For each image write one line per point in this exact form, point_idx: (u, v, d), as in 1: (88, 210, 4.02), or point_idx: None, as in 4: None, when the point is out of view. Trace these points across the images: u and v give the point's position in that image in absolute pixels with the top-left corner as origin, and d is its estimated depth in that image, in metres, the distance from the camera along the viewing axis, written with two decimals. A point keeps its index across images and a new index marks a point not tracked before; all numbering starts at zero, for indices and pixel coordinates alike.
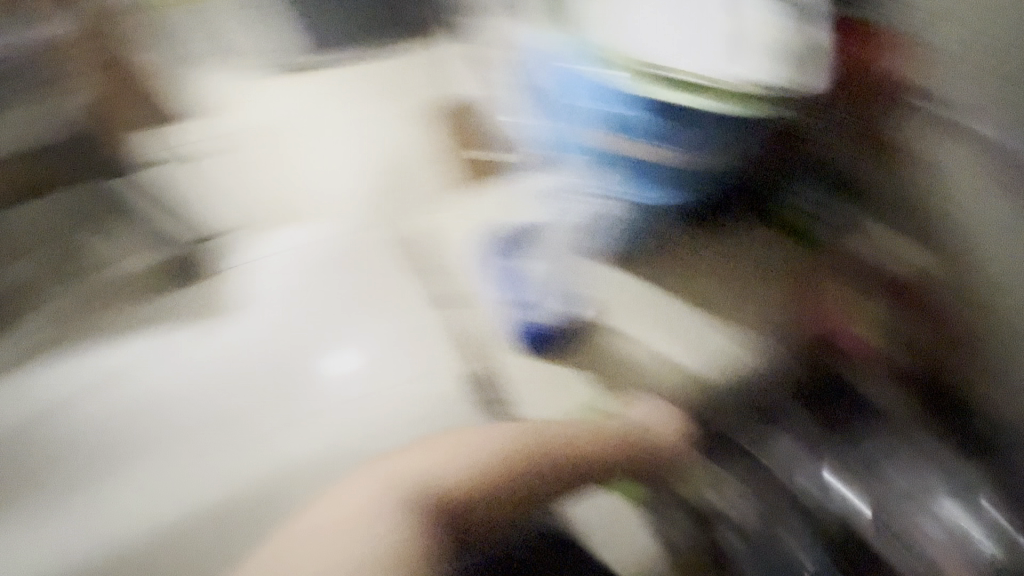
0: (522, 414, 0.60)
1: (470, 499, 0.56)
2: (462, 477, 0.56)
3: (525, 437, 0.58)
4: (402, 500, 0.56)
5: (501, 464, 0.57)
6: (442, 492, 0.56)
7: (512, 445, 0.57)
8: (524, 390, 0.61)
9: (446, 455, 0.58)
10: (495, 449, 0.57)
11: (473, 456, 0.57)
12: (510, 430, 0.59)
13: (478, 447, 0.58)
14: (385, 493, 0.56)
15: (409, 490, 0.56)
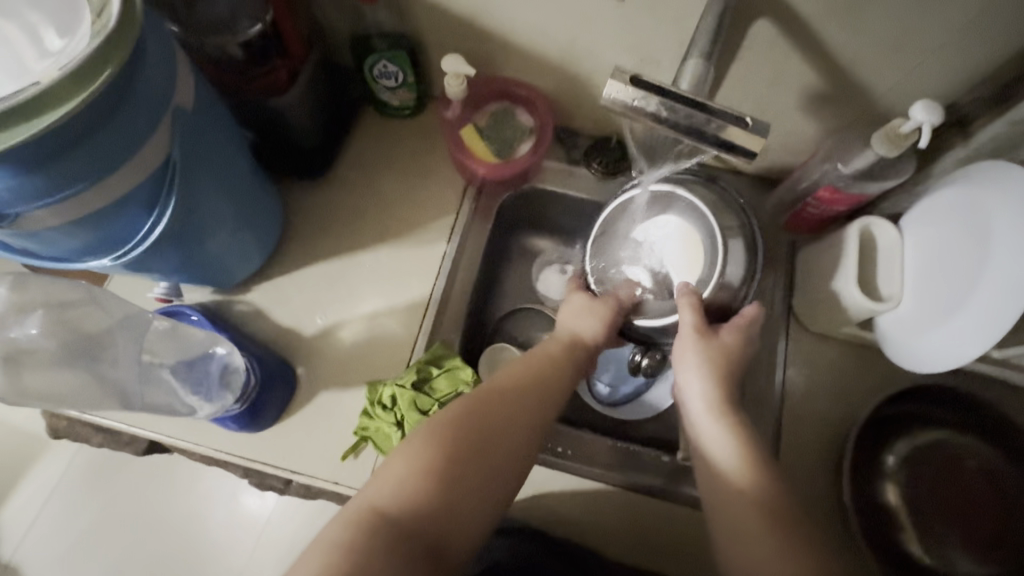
0: (573, 332, 0.58)
1: (537, 417, 0.49)
2: (530, 379, 0.51)
3: (580, 355, 0.56)
4: (483, 401, 0.48)
5: (560, 382, 0.53)
6: (502, 383, 0.50)
7: (572, 361, 0.55)
8: (575, 317, 0.59)
9: (521, 370, 0.52)
10: (563, 366, 0.54)
11: (536, 358, 0.54)
12: (569, 338, 0.57)
13: (556, 360, 0.54)
14: (473, 398, 0.48)
15: (506, 396, 0.49)
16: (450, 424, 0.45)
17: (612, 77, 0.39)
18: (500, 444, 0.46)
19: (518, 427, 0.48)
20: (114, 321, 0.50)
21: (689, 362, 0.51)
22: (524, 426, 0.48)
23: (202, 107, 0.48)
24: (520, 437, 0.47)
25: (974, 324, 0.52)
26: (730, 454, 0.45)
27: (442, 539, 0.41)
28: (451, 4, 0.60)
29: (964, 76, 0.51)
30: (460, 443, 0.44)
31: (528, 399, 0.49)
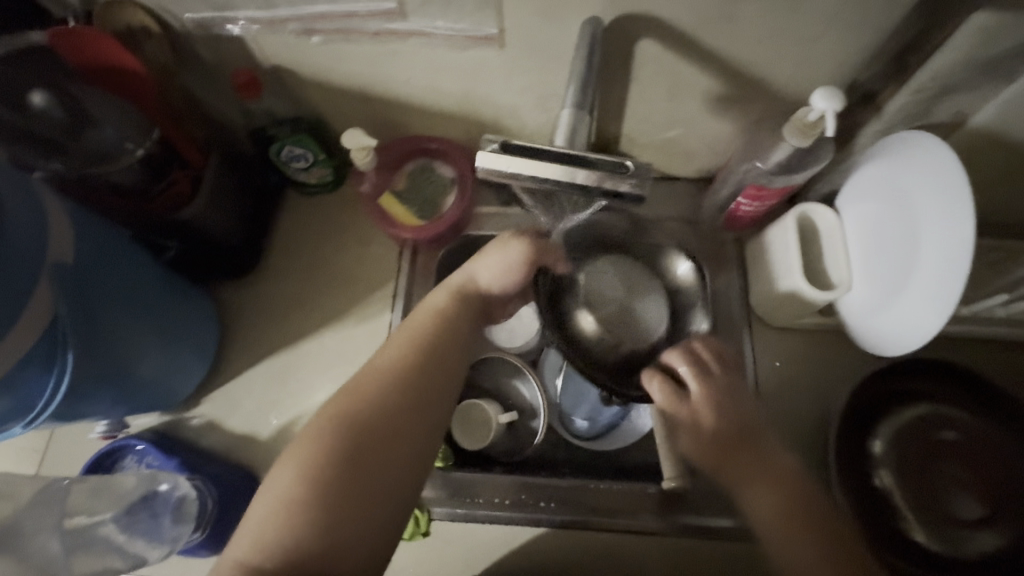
0: (486, 280, 0.56)
1: (428, 392, 0.48)
2: (418, 351, 0.50)
3: (470, 309, 0.55)
4: (362, 390, 0.47)
5: (449, 342, 0.52)
6: (388, 358, 0.49)
7: (462, 304, 0.55)
8: (483, 265, 0.56)
9: (406, 345, 0.50)
10: (450, 317, 0.53)
11: (419, 328, 0.52)
12: (455, 288, 0.56)
13: (440, 323, 0.52)
14: (350, 390, 0.47)
15: (387, 374, 0.48)
16: (335, 417, 0.45)
17: (485, 148, 0.38)
18: (388, 424, 0.45)
19: (403, 405, 0.47)
20: (20, 505, 0.48)
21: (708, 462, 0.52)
22: (411, 399, 0.47)
23: (86, 250, 0.46)
24: (409, 415, 0.47)
25: (922, 300, 0.50)
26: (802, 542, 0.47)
27: (340, 548, 0.41)
28: (340, 80, 0.59)
29: (855, 56, 0.50)
30: (344, 435, 0.44)
31: (415, 372, 0.49)
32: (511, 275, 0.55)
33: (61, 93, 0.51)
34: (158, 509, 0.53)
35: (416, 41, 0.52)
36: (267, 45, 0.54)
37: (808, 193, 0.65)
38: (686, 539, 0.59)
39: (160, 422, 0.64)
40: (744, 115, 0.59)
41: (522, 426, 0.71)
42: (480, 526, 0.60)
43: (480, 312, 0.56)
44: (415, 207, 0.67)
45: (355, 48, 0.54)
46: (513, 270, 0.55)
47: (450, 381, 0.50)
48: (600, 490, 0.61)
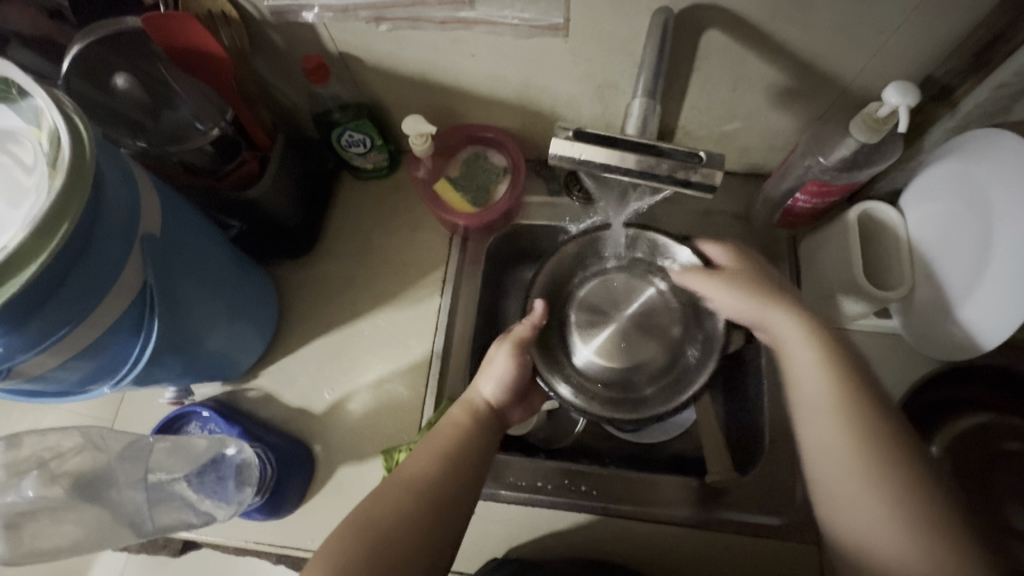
0: (485, 395, 0.55)
1: (443, 511, 0.46)
2: (437, 465, 0.49)
3: (486, 425, 0.54)
4: (383, 503, 0.46)
5: (467, 457, 0.50)
6: (413, 470, 0.48)
7: (480, 421, 0.53)
8: (484, 377, 0.56)
9: (428, 457, 0.49)
10: (471, 430, 0.52)
11: (440, 440, 0.50)
12: (474, 405, 0.55)
13: (461, 437, 0.51)
14: (370, 501, 0.46)
15: (408, 487, 0.47)
16: (350, 532, 0.44)
17: (557, 136, 0.39)
18: (396, 548, 0.43)
19: (414, 524, 0.45)
20: (113, 457, 0.54)
21: (792, 338, 0.49)
22: (427, 511, 0.46)
23: (168, 222, 0.49)
24: (423, 535, 0.44)
25: (997, 299, 0.48)
26: (806, 363, 0.48)
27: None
28: (403, 67, 0.60)
29: (933, 51, 0.49)
30: (357, 550, 0.43)
31: (431, 491, 0.47)
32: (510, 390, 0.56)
33: (145, 75, 0.54)
34: (224, 471, 0.58)
35: (481, 29, 0.53)
36: (337, 32, 0.56)
37: (870, 191, 0.63)
38: (730, 535, 0.58)
39: (221, 392, 0.67)
40: (808, 110, 0.58)
41: (563, 415, 0.72)
42: (523, 509, 0.61)
43: (497, 433, 0.54)
44: (467, 195, 0.68)
45: (421, 35, 0.55)
46: (510, 384, 0.56)
47: (464, 502, 0.48)
48: (642, 479, 0.61)
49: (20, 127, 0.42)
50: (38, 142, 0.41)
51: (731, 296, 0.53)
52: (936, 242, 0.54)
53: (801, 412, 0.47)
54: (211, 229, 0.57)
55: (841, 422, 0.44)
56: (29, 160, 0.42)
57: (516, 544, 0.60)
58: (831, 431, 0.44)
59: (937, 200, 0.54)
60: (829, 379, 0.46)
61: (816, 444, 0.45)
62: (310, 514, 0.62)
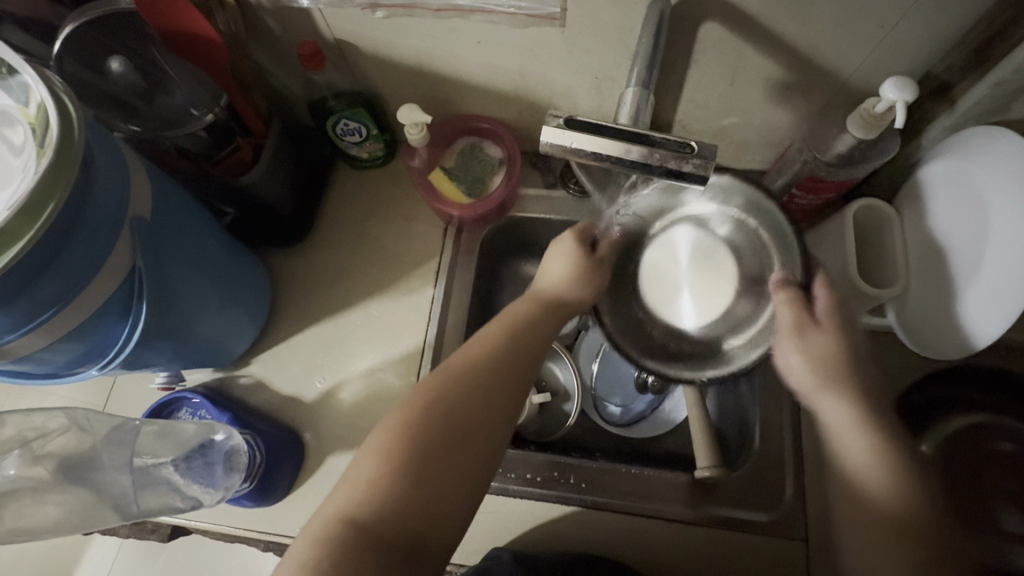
0: (554, 285, 0.54)
1: (512, 387, 0.47)
2: (507, 343, 0.48)
3: (555, 312, 0.52)
4: (452, 377, 0.46)
5: (534, 337, 0.50)
6: (480, 348, 0.48)
7: (551, 311, 0.52)
8: (553, 268, 0.54)
9: (497, 335, 0.49)
10: (543, 319, 0.51)
11: (511, 323, 0.50)
12: (544, 298, 0.53)
13: (529, 321, 0.51)
14: (443, 373, 0.46)
15: (479, 364, 0.47)
16: (425, 401, 0.44)
17: (549, 123, 0.39)
18: (470, 418, 0.44)
19: (486, 397, 0.45)
20: (98, 440, 0.54)
21: (809, 386, 0.48)
22: (496, 386, 0.46)
23: (159, 206, 0.49)
24: (492, 411, 0.45)
25: (990, 297, 0.48)
26: (864, 464, 0.44)
27: (425, 523, 0.40)
28: (398, 54, 0.60)
29: (932, 46, 0.48)
30: (429, 419, 0.43)
31: (503, 366, 0.47)
32: (584, 272, 0.54)
33: (139, 57, 0.53)
34: (212, 457, 0.58)
35: (477, 18, 0.53)
36: (332, 18, 0.55)
37: (867, 188, 0.63)
38: (718, 531, 0.58)
39: (213, 378, 0.67)
40: (806, 104, 0.58)
41: (555, 408, 0.72)
42: (511, 502, 0.61)
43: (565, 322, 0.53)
44: (462, 185, 0.68)
45: (417, 23, 0.55)
46: (583, 264, 0.54)
47: (532, 376, 0.48)
48: (630, 474, 0.61)
49: (9, 106, 0.42)
50: (26, 122, 0.41)
51: (809, 374, 0.47)
52: (933, 239, 0.53)
53: (851, 497, 0.44)
54: (203, 215, 0.56)
55: (905, 530, 0.41)
56: (18, 142, 0.42)
57: (505, 536, 0.60)
58: (895, 555, 0.41)
59: (935, 198, 0.53)
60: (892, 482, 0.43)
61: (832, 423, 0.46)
62: (298, 503, 0.62)
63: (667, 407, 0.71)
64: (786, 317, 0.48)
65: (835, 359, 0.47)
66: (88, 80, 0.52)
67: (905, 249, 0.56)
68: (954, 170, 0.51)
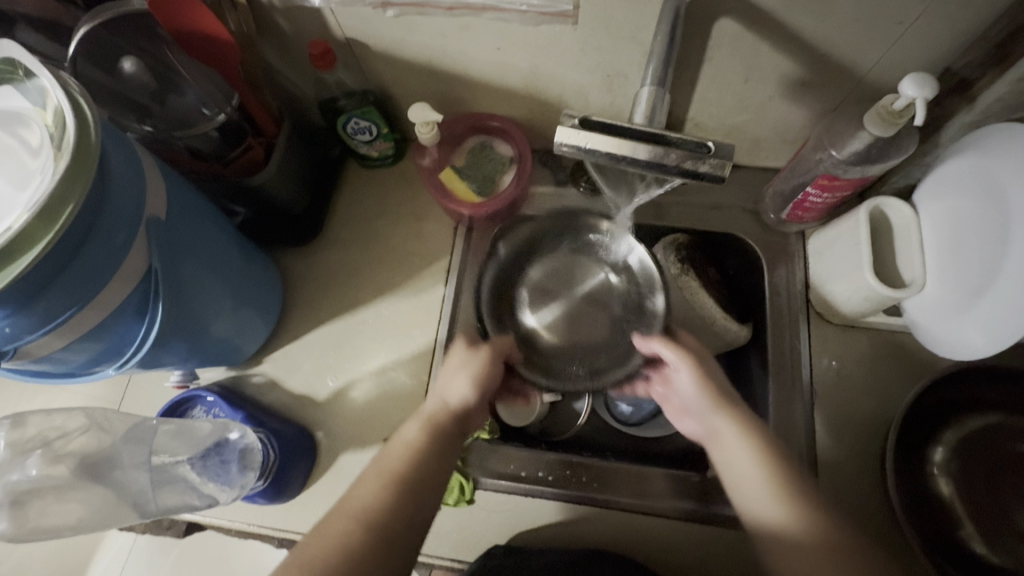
0: (449, 402, 0.54)
1: (389, 548, 0.44)
2: (384, 493, 0.47)
3: (446, 437, 0.52)
4: (330, 533, 0.44)
5: (414, 478, 0.48)
6: (358, 499, 0.46)
7: (441, 432, 0.52)
8: (449, 380, 0.55)
9: (378, 482, 0.48)
10: (425, 451, 0.50)
11: (392, 461, 0.49)
12: (431, 417, 0.53)
13: (413, 457, 0.49)
14: (320, 529, 0.45)
15: (349, 522, 0.45)
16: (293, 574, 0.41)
17: (562, 124, 0.38)
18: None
19: (355, 563, 0.42)
20: (118, 438, 0.55)
21: (703, 407, 0.53)
22: (374, 533, 0.44)
23: (174, 208, 0.50)
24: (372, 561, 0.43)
25: (1009, 297, 0.47)
26: (747, 459, 0.48)
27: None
28: (408, 53, 0.59)
29: (953, 42, 0.48)
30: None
31: (379, 523, 0.45)
32: (480, 389, 0.55)
33: (151, 59, 0.53)
34: (228, 456, 0.58)
35: (489, 16, 0.52)
36: (344, 17, 0.55)
37: (883, 186, 0.62)
38: (729, 532, 0.58)
39: (226, 376, 0.68)
40: (822, 101, 0.57)
41: (565, 407, 0.72)
42: (523, 500, 0.61)
43: (460, 436, 0.53)
44: (473, 184, 0.68)
45: (428, 21, 0.54)
46: (478, 382, 0.55)
47: (413, 527, 0.46)
48: (642, 474, 0.61)
49: (27, 108, 0.42)
50: (43, 124, 0.41)
51: (699, 396, 0.53)
52: (951, 237, 0.53)
53: (736, 479, 0.49)
54: (216, 214, 0.57)
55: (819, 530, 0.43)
56: (34, 144, 0.42)
57: (516, 534, 0.60)
58: None
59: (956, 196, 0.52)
60: (779, 489, 0.46)
61: (735, 469, 0.49)
62: (311, 502, 0.62)
63: None
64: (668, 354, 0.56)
65: (718, 384, 0.53)
66: (104, 84, 0.52)
67: (920, 247, 0.55)
68: (974, 169, 0.50)
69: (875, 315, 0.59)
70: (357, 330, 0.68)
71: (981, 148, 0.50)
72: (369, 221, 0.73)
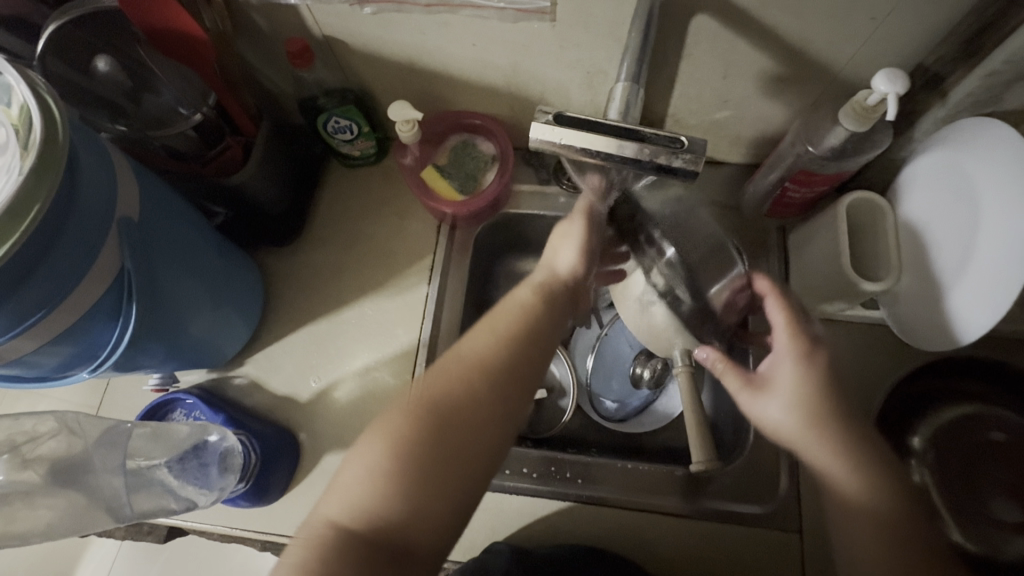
0: (563, 262, 0.53)
1: (506, 400, 0.45)
2: (503, 348, 0.47)
3: (557, 301, 0.52)
4: (449, 372, 0.46)
5: (530, 337, 0.48)
6: (478, 347, 0.47)
7: (550, 295, 0.51)
8: (557, 249, 0.54)
9: (493, 336, 0.48)
10: (536, 312, 0.50)
11: (505, 319, 0.49)
12: (542, 284, 0.53)
13: (528, 315, 0.49)
14: (442, 371, 0.46)
15: (467, 370, 0.45)
16: (420, 408, 0.44)
17: (538, 119, 0.38)
18: (460, 428, 0.43)
19: (474, 410, 0.44)
20: (90, 443, 0.54)
21: (797, 435, 0.46)
22: (496, 389, 0.45)
23: (148, 208, 0.49)
24: (489, 412, 0.44)
25: (982, 289, 0.48)
26: (842, 476, 0.44)
27: (418, 533, 0.40)
28: (387, 51, 0.59)
29: (925, 37, 0.48)
30: (424, 427, 0.43)
31: (496, 375, 0.46)
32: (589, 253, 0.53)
33: (124, 58, 0.53)
34: (207, 459, 0.58)
35: (467, 13, 0.52)
36: (321, 15, 0.55)
37: (860, 181, 0.62)
38: (712, 525, 0.59)
39: (207, 378, 0.67)
40: (799, 97, 0.57)
41: (550, 404, 0.72)
42: (507, 498, 0.61)
43: (569, 305, 0.52)
44: (455, 183, 0.67)
45: (406, 18, 0.54)
46: (588, 245, 0.54)
47: (529, 377, 0.47)
48: (624, 469, 0.61)
49: None
50: (9, 123, 0.41)
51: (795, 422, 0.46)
52: (926, 231, 0.53)
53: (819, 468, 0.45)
54: (193, 215, 0.56)
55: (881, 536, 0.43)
56: None
57: (501, 532, 0.60)
58: None
59: (930, 190, 0.53)
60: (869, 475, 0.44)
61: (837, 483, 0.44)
62: (294, 503, 0.61)
63: (665, 403, 0.70)
64: (780, 378, 0.47)
65: (823, 403, 0.46)
66: (79, 84, 0.52)
67: (895, 240, 0.56)
68: (948, 163, 0.51)
69: (852, 309, 0.60)
70: (341, 331, 0.68)
71: (953, 143, 0.51)
72: (352, 220, 0.72)
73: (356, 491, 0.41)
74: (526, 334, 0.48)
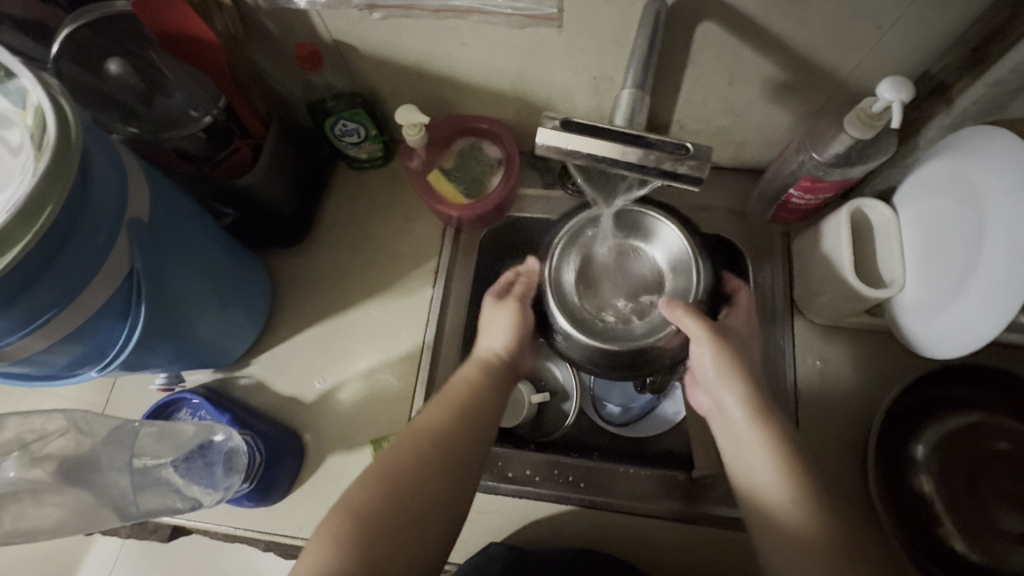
0: (491, 349, 0.55)
1: (451, 476, 0.46)
2: (451, 423, 0.49)
3: (496, 378, 0.54)
4: (399, 451, 0.46)
5: (473, 412, 0.50)
6: (425, 424, 0.48)
7: (491, 374, 0.53)
8: (490, 332, 0.56)
9: (442, 410, 0.50)
10: (481, 388, 0.52)
11: (451, 395, 0.51)
12: (486, 362, 0.54)
13: (473, 390, 0.51)
14: (392, 450, 0.47)
15: (421, 443, 0.47)
16: (370, 491, 0.44)
17: (545, 124, 0.39)
18: (409, 502, 0.44)
19: (423, 483, 0.45)
20: (97, 442, 0.54)
21: (713, 378, 0.50)
22: (442, 465, 0.46)
23: (159, 209, 0.50)
24: (440, 490, 0.45)
25: (987, 298, 0.48)
26: (760, 460, 0.46)
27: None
28: (395, 55, 0.60)
29: (931, 45, 0.48)
30: (374, 508, 0.43)
31: (443, 448, 0.47)
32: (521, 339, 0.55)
33: (136, 60, 0.53)
34: (212, 458, 0.58)
35: (475, 19, 0.53)
36: (330, 20, 0.56)
37: (865, 188, 0.63)
38: (715, 529, 0.59)
39: (213, 377, 0.67)
40: (803, 104, 0.58)
41: (554, 407, 0.72)
42: (509, 501, 0.61)
43: (508, 380, 0.55)
44: (465, 186, 0.68)
45: (415, 24, 0.55)
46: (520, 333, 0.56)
47: (473, 453, 0.48)
48: (627, 474, 0.61)
49: (7, 108, 0.42)
50: (25, 125, 0.41)
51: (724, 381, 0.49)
52: (931, 237, 0.54)
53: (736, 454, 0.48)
54: (202, 216, 0.56)
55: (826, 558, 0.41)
56: (15, 146, 0.42)
57: (504, 534, 0.60)
58: None
59: (935, 198, 0.53)
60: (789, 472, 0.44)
61: (747, 464, 0.46)
62: (298, 503, 0.62)
63: (669, 408, 0.70)
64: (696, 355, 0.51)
65: (739, 365, 0.49)
66: (91, 86, 0.53)
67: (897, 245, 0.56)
68: (956, 171, 0.51)
69: (857, 316, 0.60)
70: (345, 332, 0.68)
71: (961, 150, 0.50)
72: (358, 222, 0.73)
73: (314, 558, 0.41)
74: (471, 408, 0.50)
